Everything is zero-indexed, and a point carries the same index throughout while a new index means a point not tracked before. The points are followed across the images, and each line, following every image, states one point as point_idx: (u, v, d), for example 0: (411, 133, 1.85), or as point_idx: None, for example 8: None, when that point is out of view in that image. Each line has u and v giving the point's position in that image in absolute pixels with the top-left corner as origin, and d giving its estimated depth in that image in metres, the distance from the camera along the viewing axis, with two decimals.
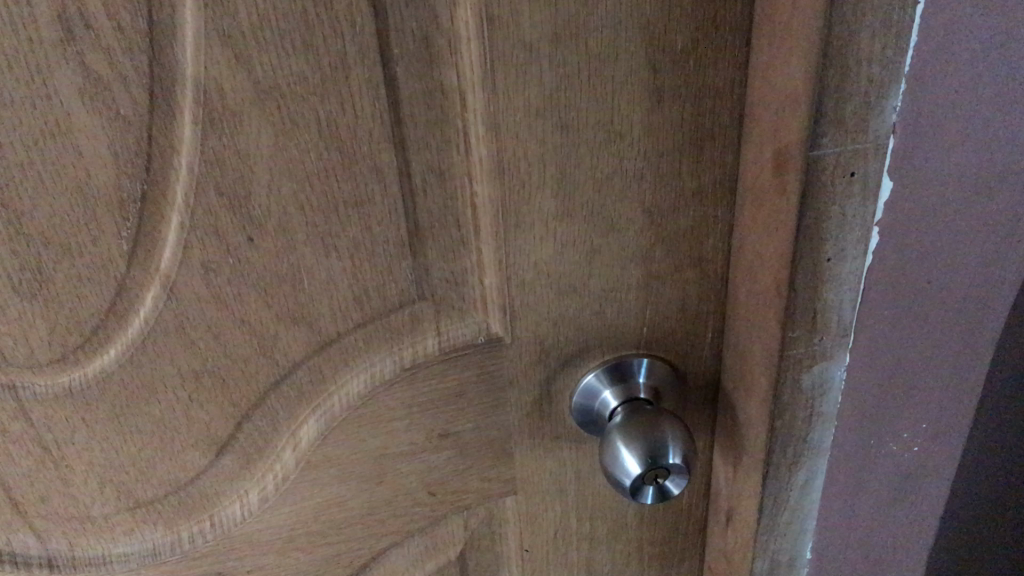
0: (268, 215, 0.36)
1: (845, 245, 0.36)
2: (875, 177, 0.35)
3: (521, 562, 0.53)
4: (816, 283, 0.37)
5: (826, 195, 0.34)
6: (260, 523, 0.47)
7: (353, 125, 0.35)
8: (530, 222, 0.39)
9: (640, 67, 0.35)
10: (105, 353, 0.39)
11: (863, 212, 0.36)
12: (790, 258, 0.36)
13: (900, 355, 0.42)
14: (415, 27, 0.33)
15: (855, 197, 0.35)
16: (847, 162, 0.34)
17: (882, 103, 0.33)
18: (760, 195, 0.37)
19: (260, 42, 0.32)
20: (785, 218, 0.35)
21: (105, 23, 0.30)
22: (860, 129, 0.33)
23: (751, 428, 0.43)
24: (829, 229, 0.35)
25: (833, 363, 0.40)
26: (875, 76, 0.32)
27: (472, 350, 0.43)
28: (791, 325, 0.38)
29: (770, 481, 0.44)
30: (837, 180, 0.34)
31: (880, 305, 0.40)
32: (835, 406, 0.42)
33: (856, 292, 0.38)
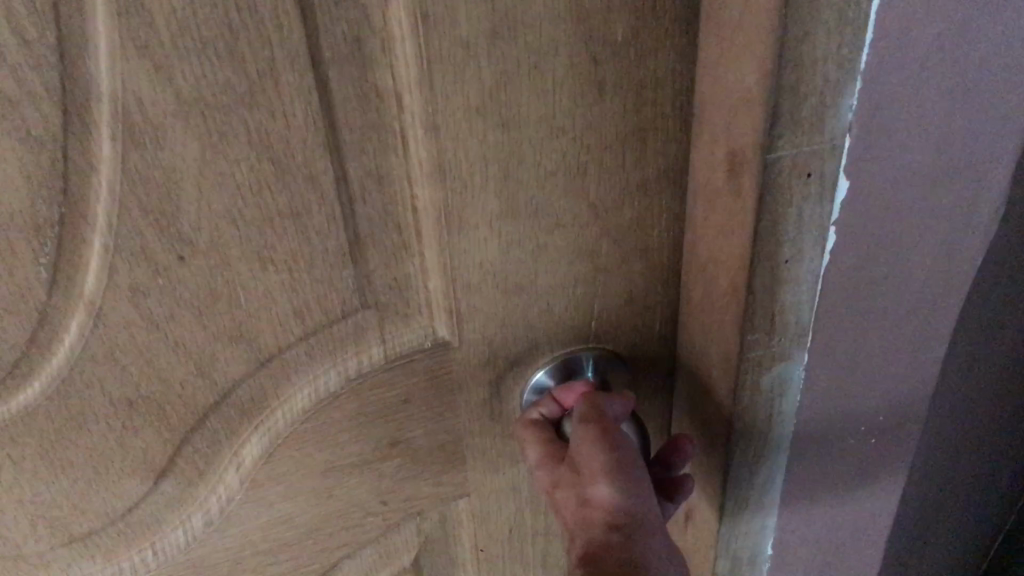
0: (200, 233, 0.34)
1: (802, 246, 0.36)
2: (831, 175, 0.35)
3: (476, 555, 0.53)
4: (773, 285, 0.37)
5: (782, 198, 0.34)
6: (207, 546, 0.45)
7: (285, 134, 0.33)
8: (474, 222, 0.38)
9: (580, 60, 0.35)
10: (29, 387, 0.36)
11: (822, 212, 0.36)
12: (748, 262, 0.36)
13: (860, 348, 0.42)
14: (346, 29, 0.32)
15: (812, 197, 0.35)
16: (804, 163, 0.34)
17: (837, 102, 0.33)
18: (714, 192, 0.37)
19: (180, 50, 0.30)
20: (742, 222, 0.35)
21: (7, 38, 0.28)
22: (814, 129, 0.33)
23: (714, 433, 0.43)
24: (786, 229, 0.35)
25: (793, 363, 0.41)
26: (829, 74, 0.32)
27: (419, 355, 0.42)
28: (750, 331, 0.38)
29: (736, 486, 0.44)
30: (794, 182, 0.34)
31: (839, 306, 0.40)
32: (794, 404, 0.43)
33: (814, 293, 0.39)
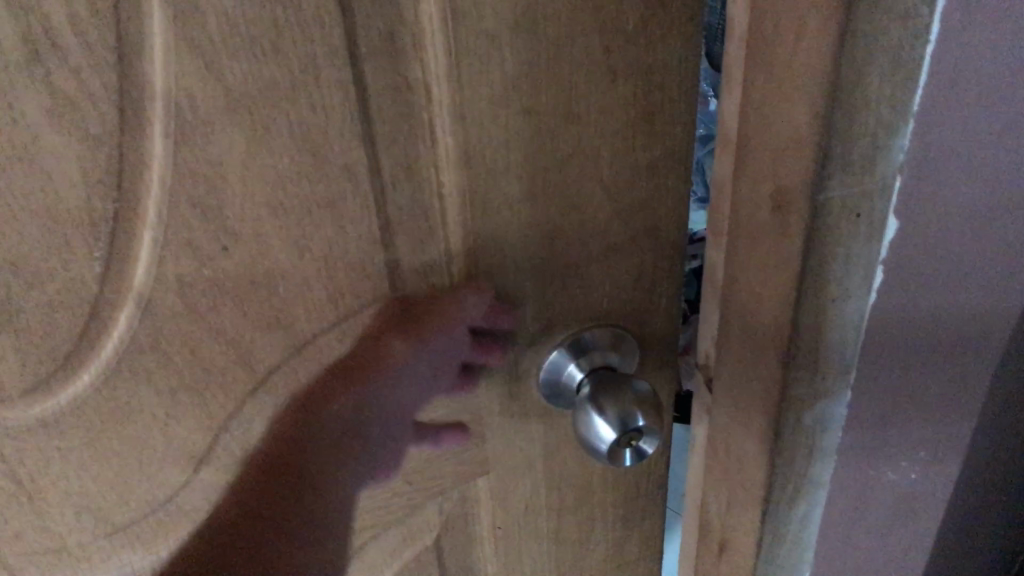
0: (244, 223, 0.36)
1: (846, 287, 0.43)
2: (879, 213, 0.42)
3: (493, 533, 0.55)
4: (818, 322, 0.43)
5: (832, 238, 0.40)
6: (241, 530, 0.47)
7: (324, 127, 0.35)
8: (496, 207, 0.40)
9: (596, 50, 0.37)
10: (79, 379, 0.38)
11: (868, 250, 0.42)
12: (793, 300, 0.42)
13: (905, 361, 0.50)
14: (381, 25, 0.34)
15: (859, 237, 0.42)
16: (854, 205, 0.40)
17: (890, 144, 0.39)
18: (752, 236, 0.42)
19: (230, 49, 0.32)
20: (787, 258, 0.41)
21: (71, 42, 0.30)
22: (864, 168, 0.39)
23: (753, 457, 0.49)
24: (833, 272, 0.42)
25: (829, 393, 0.48)
26: (884, 112, 0.38)
27: (442, 339, 0.44)
28: (795, 366, 0.44)
29: (769, 510, 0.51)
30: (844, 223, 0.40)
31: (878, 327, 0.47)
32: (832, 440, 0.52)
33: (853, 329, 0.46)
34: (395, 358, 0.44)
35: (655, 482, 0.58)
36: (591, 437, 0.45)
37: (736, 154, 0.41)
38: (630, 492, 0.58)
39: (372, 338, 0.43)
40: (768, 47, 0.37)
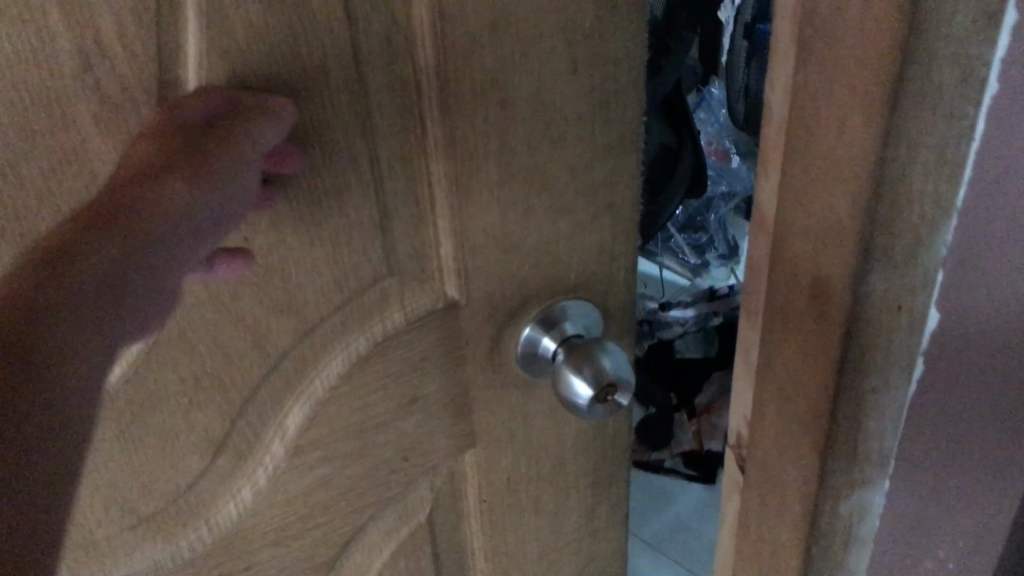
0: (263, 214, 0.40)
1: (888, 375, 0.45)
2: (920, 307, 0.43)
3: (479, 504, 0.59)
4: (861, 399, 0.46)
5: (878, 325, 0.43)
6: (254, 518, 0.49)
7: (331, 122, 0.39)
8: (478, 190, 0.45)
9: (560, 45, 0.43)
10: (111, 372, 0.41)
11: (907, 344, 0.45)
12: (832, 384, 0.45)
13: (936, 483, 0.49)
14: (380, 30, 0.38)
15: (901, 325, 0.44)
16: (895, 297, 0.42)
17: (931, 243, 0.41)
18: (797, 316, 0.45)
19: (253, 54, 0.36)
20: (826, 342, 0.44)
21: (118, 51, 0.33)
22: (907, 264, 0.41)
23: (799, 520, 0.51)
24: (874, 356, 0.44)
25: (873, 484, 0.51)
26: (927, 209, 0.40)
27: (433, 316, 0.49)
28: (833, 448, 0.48)
29: (814, 567, 0.53)
30: (885, 315, 0.43)
31: (924, 438, 0.48)
32: (871, 526, 0.53)
33: (895, 421, 0.48)
34: (174, 203, 0.35)
35: (621, 447, 0.63)
36: (568, 395, 0.50)
37: (772, 237, 0.45)
38: (600, 459, 0.63)
39: (148, 179, 0.35)
40: (806, 129, 0.40)
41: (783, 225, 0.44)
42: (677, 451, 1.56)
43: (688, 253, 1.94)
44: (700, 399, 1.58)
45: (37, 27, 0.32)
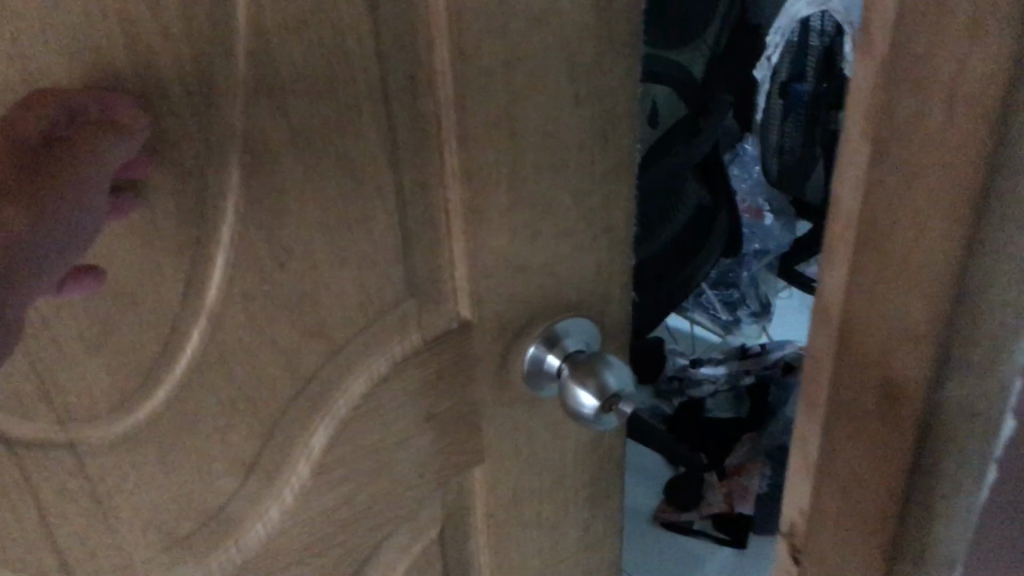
0: (298, 244, 0.43)
1: (956, 517, 0.42)
2: (979, 455, 0.40)
3: (487, 520, 0.62)
4: (928, 504, 0.41)
5: (933, 472, 0.40)
6: (281, 536, 0.51)
7: (362, 154, 0.42)
8: (490, 215, 0.48)
9: (563, 78, 0.46)
10: (156, 395, 0.43)
11: (972, 493, 0.41)
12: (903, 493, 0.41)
13: None
14: (405, 68, 0.42)
15: (965, 488, 0.41)
16: (949, 484, 0.41)
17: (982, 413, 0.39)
18: (856, 487, 0.42)
19: (294, 92, 0.39)
20: (898, 470, 0.40)
21: (175, 91, 0.36)
22: (958, 437, 0.39)
23: None
24: (936, 511, 0.42)
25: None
26: (986, 349, 0.37)
27: (447, 336, 0.52)
28: (898, 559, 0.43)
29: None
30: (944, 466, 0.40)
31: (993, 549, 0.42)
32: None
33: (962, 526, 0.42)
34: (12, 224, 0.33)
35: (616, 459, 0.67)
36: (574, 408, 0.53)
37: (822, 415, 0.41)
38: (597, 471, 0.66)
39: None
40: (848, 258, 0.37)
41: (817, 375, 0.40)
42: (703, 512, 1.50)
43: (719, 309, 1.93)
44: (728, 459, 1.57)
45: (106, 69, 0.34)
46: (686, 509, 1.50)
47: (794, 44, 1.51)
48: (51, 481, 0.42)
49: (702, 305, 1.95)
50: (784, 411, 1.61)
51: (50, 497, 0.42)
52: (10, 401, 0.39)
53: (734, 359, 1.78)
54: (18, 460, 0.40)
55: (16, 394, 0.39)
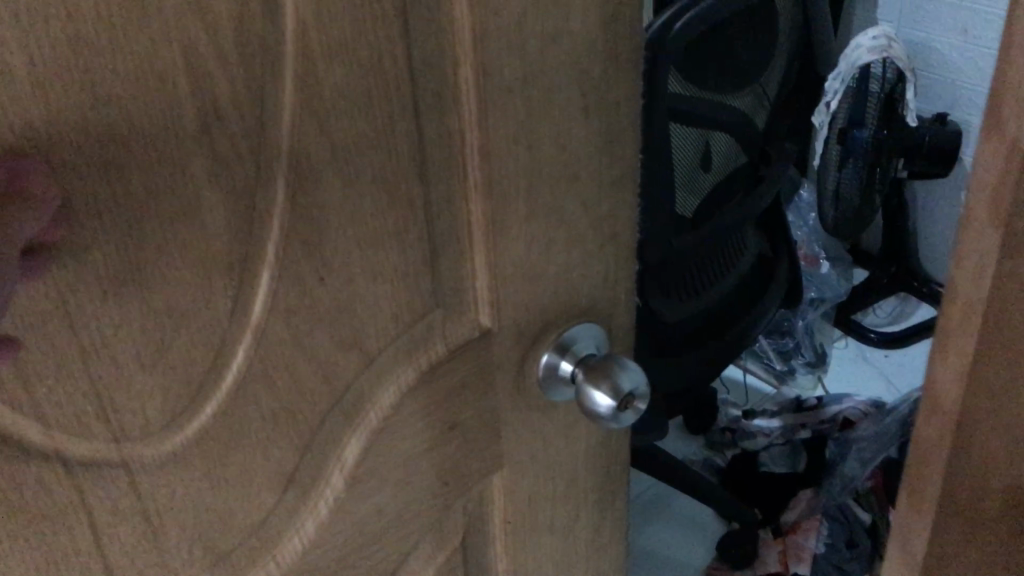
0: (336, 257, 0.45)
1: None
2: None
3: (506, 530, 0.63)
4: None
5: None
6: (318, 550, 0.52)
7: (394, 169, 0.45)
8: (510, 226, 0.51)
9: (573, 94, 0.49)
10: (204, 411, 0.44)
11: None
12: None
13: None
14: (434, 87, 0.44)
15: None
16: None
17: None
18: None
19: (335, 112, 0.41)
20: None
21: (230, 113, 0.38)
22: None
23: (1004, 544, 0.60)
24: None
25: None
26: None
27: (469, 345, 0.54)
28: None
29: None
30: None
31: None
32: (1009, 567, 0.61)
33: None
34: None
35: (620, 461, 0.69)
36: (589, 405, 0.56)
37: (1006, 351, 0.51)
38: (605, 475, 0.68)
39: None
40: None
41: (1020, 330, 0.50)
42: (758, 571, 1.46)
43: (773, 359, 1.89)
44: (789, 514, 1.52)
45: (168, 91, 0.36)
46: (740, 568, 1.46)
47: (855, 93, 1.51)
48: (105, 500, 0.42)
49: (755, 355, 1.92)
50: (842, 465, 1.52)
51: (104, 517, 0.43)
52: (70, 420, 0.39)
53: (789, 412, 1.71)
54: (75, 479, 0.41)
55: (76, 412, 0.40)
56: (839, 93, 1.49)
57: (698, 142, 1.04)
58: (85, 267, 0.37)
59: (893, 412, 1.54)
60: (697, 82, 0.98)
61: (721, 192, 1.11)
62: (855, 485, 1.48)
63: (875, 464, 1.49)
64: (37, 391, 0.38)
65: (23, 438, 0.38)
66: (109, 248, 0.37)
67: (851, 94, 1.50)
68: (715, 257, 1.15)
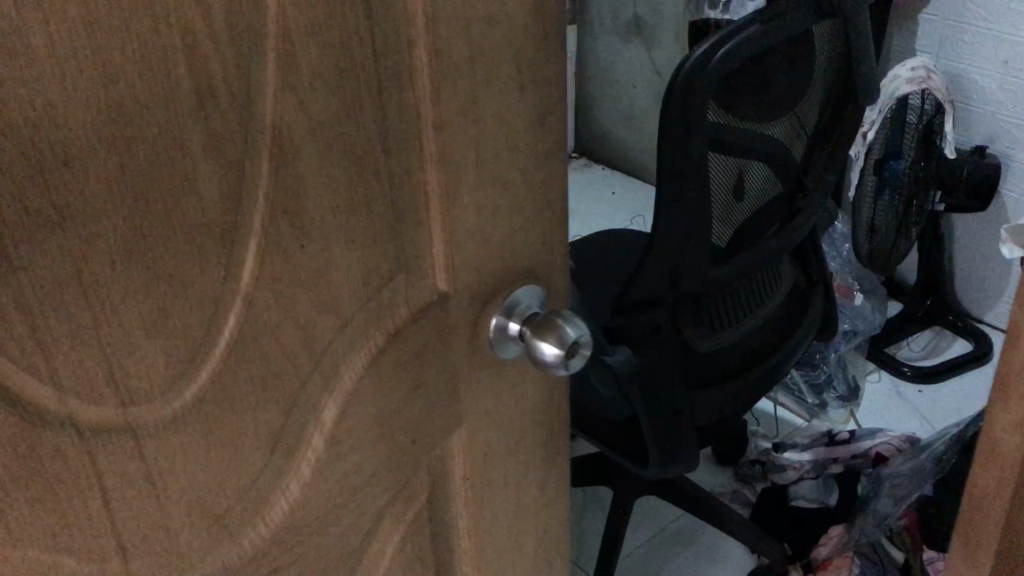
0: (314, 225, 0.49)
1: None
2: None
3: (466, 486, 0.68)
4: None
5: None
6: (301, 507, 0.56)
7: (361, 142, 0.49)
8: (463, 195, 0.56)
9: (513, 71, 0.55)
10: (200, 375, 0.47)
11: None
12: None
13: None
14: (393, 65, 0.49)
15: None
16: None
17: None
18: None
19: (310, 88, 0.45)
20: None
21: (222, 91, 0.42)
22: None
23: None
24: None
25: None
26: None
27: (430, 309, 0.58)
28: None
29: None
30: None
31: None
32: None
33: None
34: None
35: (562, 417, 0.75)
36: (538, 357, 0.61)
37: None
38: (551, 431, 0.74)
39: None
40: None
41: None
42: None
43: (805, 391, 1.91)
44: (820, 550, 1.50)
45: (169, 72, 0.40)
46: None
47: (891, 121, 1.64)
48: (113, 466, 0.45)
49: (787, 388, 1.94)
50: (876, 500, 1.50)
51: (113, 482, 0.45)
52: (84, 386, 0.42)
53: (822, 443, 1.74)
54: (88, 445, 0.43)
55: (88, 379, 0.42)
56: (880, 124, 1.64)
57: (732, 174, 1.04)
58: (98, 238, 0.40)
59: (925, 451, 1.50)
60: (732, 108, 0.98)
61: (755, 219, 1.12)
62: (889, 522, 1.47)
63: (907, 503, 1.46)
64: (54, 358, 0.40)
65: (44, 405, 0.41)
66: (119, 219, 0.40)
67: (887, 124, 1.64)
68: (752, 289, 1.19)
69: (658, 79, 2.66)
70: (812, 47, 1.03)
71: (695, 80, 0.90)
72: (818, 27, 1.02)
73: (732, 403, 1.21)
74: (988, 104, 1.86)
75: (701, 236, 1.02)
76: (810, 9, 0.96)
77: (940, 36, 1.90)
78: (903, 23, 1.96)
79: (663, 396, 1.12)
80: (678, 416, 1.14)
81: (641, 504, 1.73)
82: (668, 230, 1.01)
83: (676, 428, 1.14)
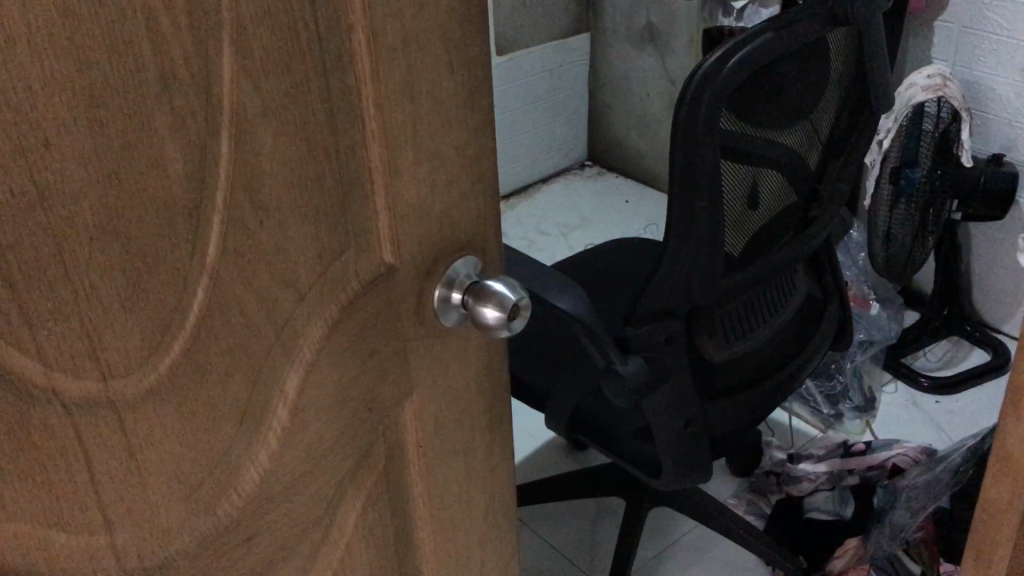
0: (271, 201, 0.52)
1: None
2: None
3: (420, 452, 0.72)
4: None
5: None
6: (267, 473, 0.59)
7: (309, 121, 0.53)
8: (403, 170, 0.60)
9: (445, 55, 0.59)
10: (173, 347, 0.50)
11: None
12: None
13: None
14: (334, 49, 0.53)
15: None
16: None
17: None
18: None
19: (261, 71, 0.49)
20: None
21: (184, 75, 0.45)
22: None
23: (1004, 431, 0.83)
24: None
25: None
26: None
27: (378, 281, 0.62)
28: None
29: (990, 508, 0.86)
30: None
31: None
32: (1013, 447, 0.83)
33: None
34: None
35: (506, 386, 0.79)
36: (481, 321, 0.66)
37: None
38: (495, 401, 0.78)
39: None
40: None
41: None
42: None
43: (821, 402, 1.93)
44: (835, 561, 1.53)
45: (135, 56, 0.42)
46: None
47: (905, 130, 1.68)
48: (96, 439, 0.47)
49: (801, 397, 1.95)
50: (892, 512, 1.50)
51: (97, 454, 0.48)
52: (67, 360, 0.44)
53: (836, 455, 1.77)
54: (72, 416, 0.46)
55: (72, 354, 0.45)
56: (895, 131, 1.68)
57: (749, 185, 1.06)
58: (76, 217, 0.42)
59: (944, 461, 1.51)
60: (747, 120, 1.00)
61: (767, 231, 1.15)
62: (902, 535, 1.47)
63: (923, 515, 1.46)
64: (40, 335, 0.43)
65: (29, 376, 0.43)
66: (95, 198, 0.43)
67: (902, 133, 1.67)
68: (766, 300, 1.23)
69: (668, 83, 2.71)
70: (823, 59, 1.05)
71: (704, 92, 0.93)
72: (833, 37, 1.05)
73: (740, 419, 1.26)
74: (1006, 112, 1.87)
75: (716, 246, 1.05)
76: (818, 21, 0.99)
77: (957, 46, 1.91)
78: (919, 33, 1.97)
79: (676, 412, 1.16)
80: (689, 428, 1.18)
81: (654, 518, 1.74)
82: (690, 249, 1.03)
83: (688, 439, 1.19)
